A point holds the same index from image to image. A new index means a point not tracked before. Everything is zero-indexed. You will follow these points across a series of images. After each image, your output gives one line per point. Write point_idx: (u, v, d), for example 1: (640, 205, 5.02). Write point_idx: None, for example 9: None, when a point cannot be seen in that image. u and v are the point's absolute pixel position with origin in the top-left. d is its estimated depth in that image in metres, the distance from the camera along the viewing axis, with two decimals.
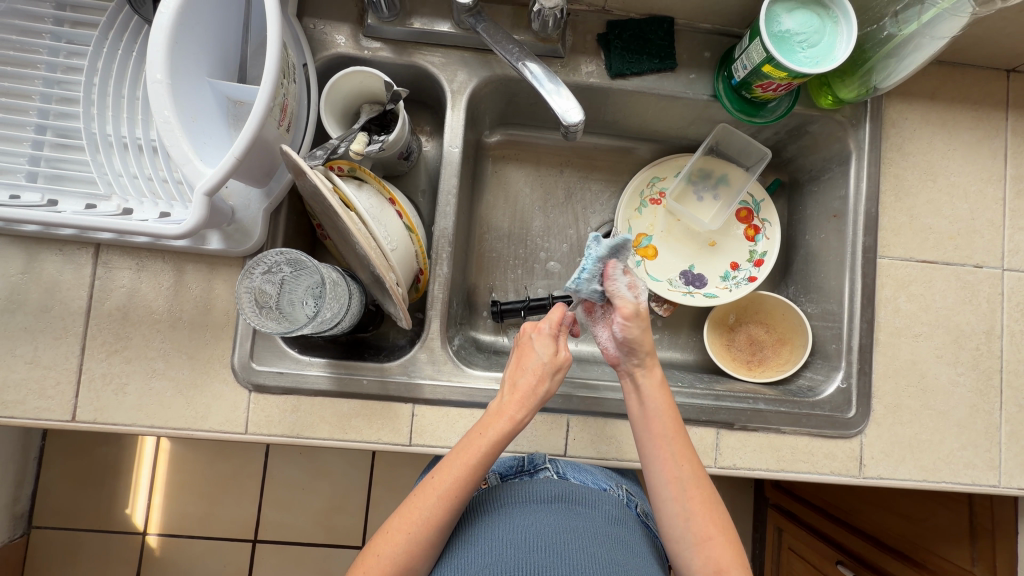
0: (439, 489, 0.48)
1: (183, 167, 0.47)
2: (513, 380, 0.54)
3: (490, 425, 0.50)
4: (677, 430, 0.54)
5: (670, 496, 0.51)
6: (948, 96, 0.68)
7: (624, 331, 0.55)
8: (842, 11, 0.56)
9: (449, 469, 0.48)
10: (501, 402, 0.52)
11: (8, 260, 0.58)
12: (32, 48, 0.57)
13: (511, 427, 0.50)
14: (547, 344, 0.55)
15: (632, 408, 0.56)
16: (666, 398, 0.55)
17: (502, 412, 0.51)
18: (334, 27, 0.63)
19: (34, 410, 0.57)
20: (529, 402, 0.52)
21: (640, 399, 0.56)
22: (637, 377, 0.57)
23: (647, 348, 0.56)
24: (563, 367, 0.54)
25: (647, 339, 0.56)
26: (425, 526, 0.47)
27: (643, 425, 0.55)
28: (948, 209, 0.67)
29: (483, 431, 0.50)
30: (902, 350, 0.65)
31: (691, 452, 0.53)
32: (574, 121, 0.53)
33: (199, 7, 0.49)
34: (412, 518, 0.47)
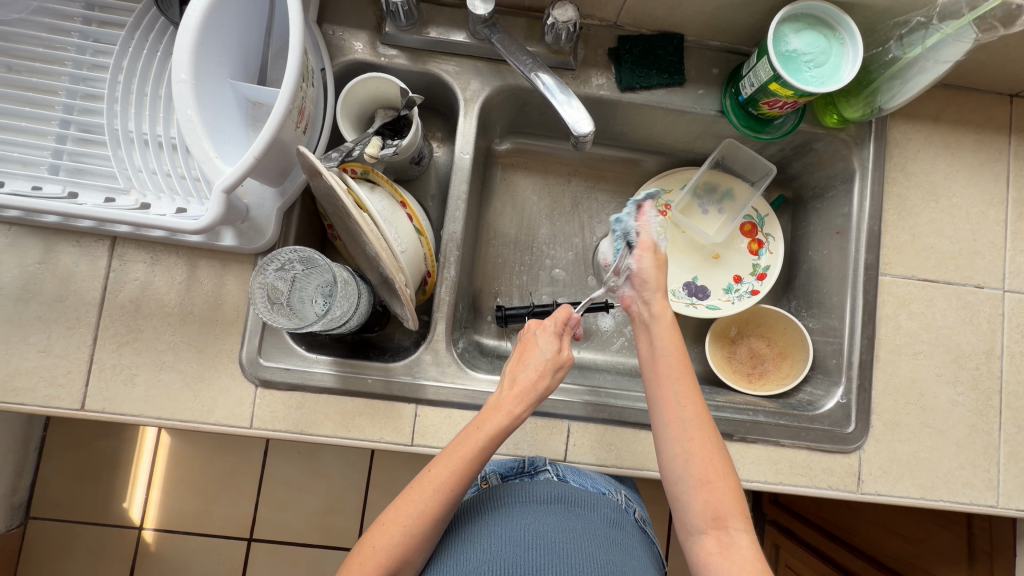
0: (434, 482, 0.48)
1: (203, 165, 0.49)
2: (515, 374, 0.54)
3: (490, 418, 0.51)
4: (684, 370, 0.54)
5: (670, 436, 0.52)
6: (951, 119, 0.70)
7: (639, 263, 0.59)
8: (848, 32, 0.57)
9: (445, 462, 0.49)
10: (502, 394, 0.53)
11: (26, 249, 0.59)
12: (61, 46, 0.59)
13: (510, 422, 0.51)
14: (551, 341, 0.56)
15: (642, 349, 0.57)
16: (673, 335, 0.56)
17: (503, 406, 0.52)
18: (353, 34, 0.64)
19: (43, 398, 0.58)
20: (529, 399, 0.53)
21: (650, 340, 0.57)
22: (648, 315, 0.58)
23: (657, 283, 0.58)
24: (565, 365, 0.55)
25: (658, 274, 0.59)
26: (418, 519, 0.47)
27: (651, 363, 0.55)
28: (950, 230, 0.68)
29: (481, 424, 0.51)
30: (902, 367, 0.66)
31: (695, 395, 0.53)
32: (584, 132, 0.54)
33: (225, 11, 0.51)
34: (407, 511, 0.48)
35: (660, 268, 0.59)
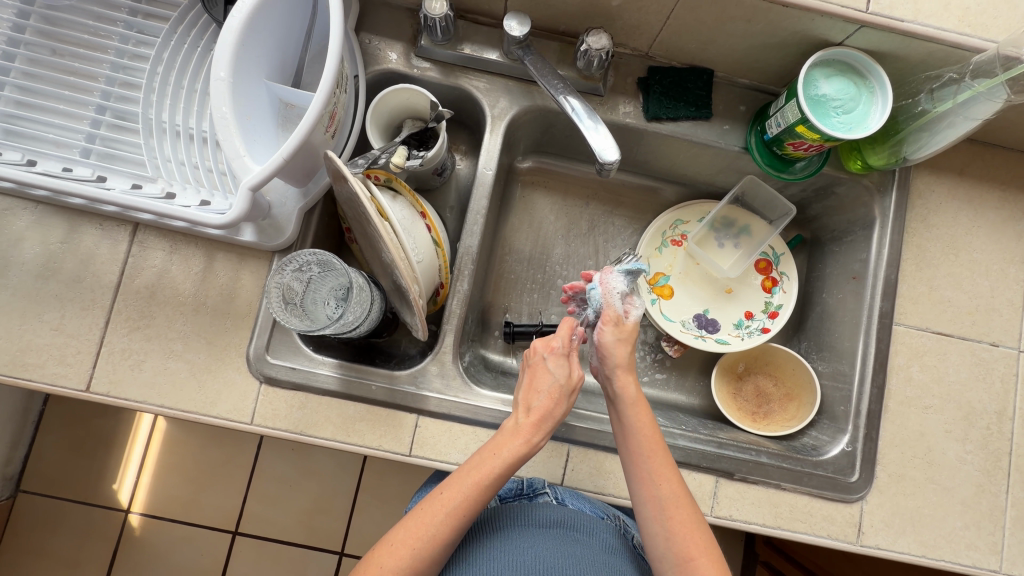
0: (447, 507, 0.48)
1: (233, 162, 0.50)
2: (528, 401, 0.53)
3: (508, 445, 0.50)
4: (657, 448, 0.52)
5: (649, 515, 0.50)
6: (976, 175, 0.69)
7: (599, 335, 0.57)
8: (878, 81, 0.57)
9: (459, 486, 0.48)
10: (522, 420, 0.51)
11: (50, 228, 0.60)
12: (106, 35, 0.61)
13: (526, 449, 0.50)
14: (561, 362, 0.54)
15: (615, 425, 0.55)
16: (644, 414, 0.54)
17: (522, 432, 0.51)
18: (388, 44, 0.66)
19: (51, 376, 0.59)
20: (543, 429, 0.51)
21: (618, 415, 0.55)
22: (610, 391, 0.56)
23: (618, 361, 0.55)
24: (577, 389, 0.54)
25: (620, 352, 0.56)
26: (429, 543, 0.47)
27: (624, 441, 0.53)
28: (969, 284, 0.68)
29: (499, 451, 0.50)
30: (911, 420, 0.65)
31: (671, 469, 0.51)
32: (610, 160, 0.54)
33: (270, 14, 0.52)
34: (417, 533, 0.47)
35: (621, 340, 0.56)
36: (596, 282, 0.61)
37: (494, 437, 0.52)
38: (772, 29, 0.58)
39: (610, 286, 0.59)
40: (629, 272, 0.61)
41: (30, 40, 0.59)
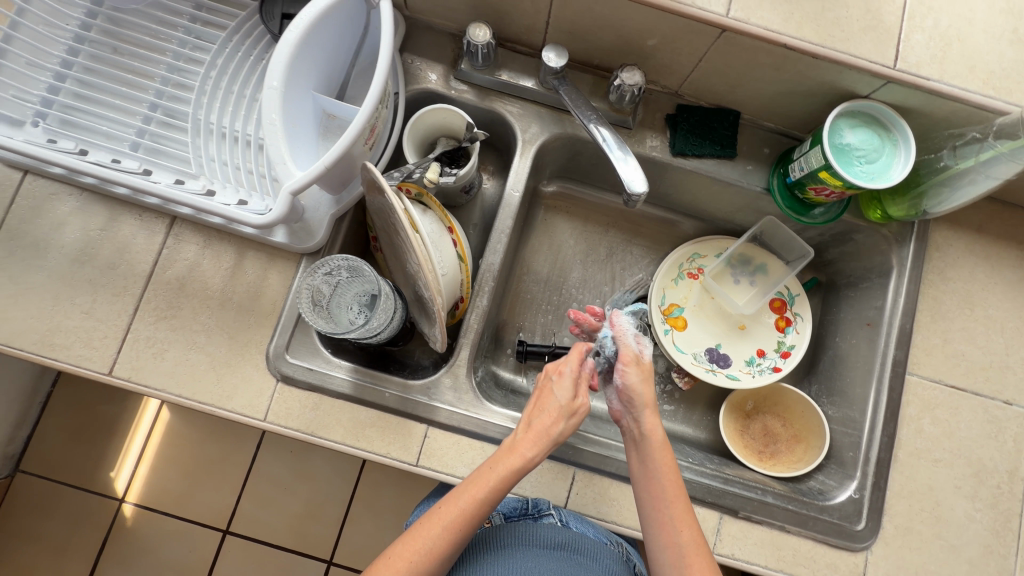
0: (444, 520, 0.48)
1: (277, 166, 0.52)
2: (529, 418, 0.53)
3: (504, 460, 0.50)
4: (679, 494, 0.52)
5: (667, 562, 0.50)
6: (995, 232, 0.70)
7: (623, 377, 0.57)
8: (902, 134, 0.59)
9: (456, 501, 0.49)
10: (519, 435, 0.52)
11: (92, 215, 0.63)
12: (165, 38, 0.64)
13: (523, 464, 0.50)
14: (563, 382, 0.55)
15: (634, 468, 0.55)
16: (667, 458, 0.53)
17: (518, 447, 0.51)
18: (429, 65, 0.69)
19: (76, 358, 0.60)
20: (541, 444, 0.51)
21: (641, 458, 0.54)
22: (638, 433, 0.55)
23: (646, 400, 0.55)
24: (579, 412, 0.53)
25: (647, 390, 0.56)
26: (425, 558, 0.47)
27: (644, 484, 0.53)
28: (984, 340, 0.68)
29: (495, 466, 0.50)
30: (920, 472, 0.64)
31: (692, 518, 0.51)
32: (637, 191, 0.56)
33: (325, 30, 0.55)
34: (414, 547, 0.47)
35: (646, 380, 0.57)
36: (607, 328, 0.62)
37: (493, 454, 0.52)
38: (800, 78, 0.60)
39: (622, 327, 0.61)
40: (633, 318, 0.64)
41: (95, 38, 0.63)
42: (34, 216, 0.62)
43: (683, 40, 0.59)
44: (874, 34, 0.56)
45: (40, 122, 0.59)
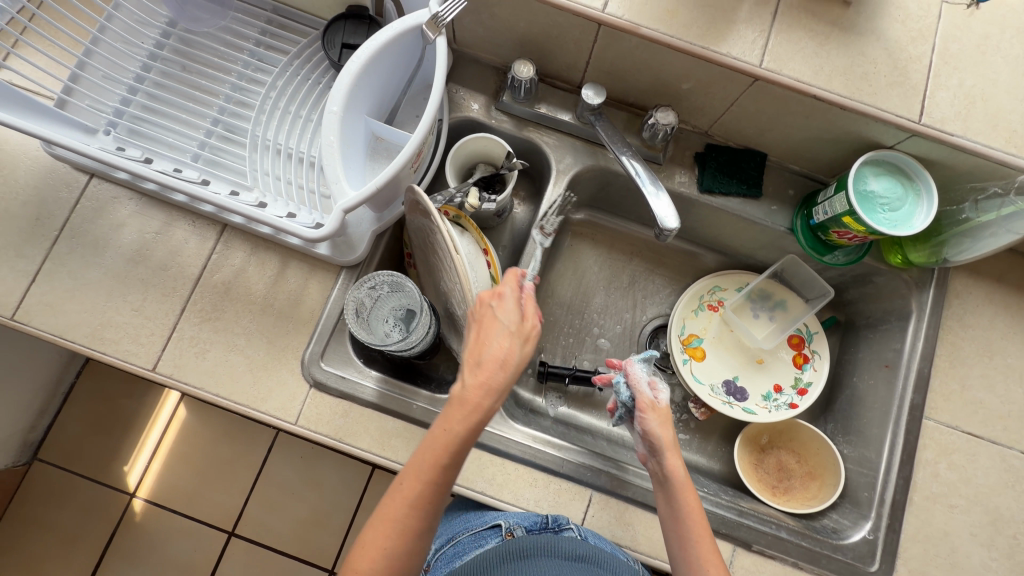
0: (409, 496, 0.43)
1: (331, 185, 0.55)
2: (476, 357, 0.47)
3: (458, 418, 0.45)
4: (705, 534, 0.53)
5: None
6: (1014, 283, 0.72)
7: (642, 424, 0.60)
8: (925, 184, 0.61)
9: (417, 475, 0.44)
10: (469, 387, 0.46)
11: (149, 218, 0.67)
12: (231, 59, 0.69)
13: (480, 417, 0.45)
14: (505, 311, 0.49)
15: (662, 508, 0.57)
16: (693, 498, 0.55)
17: (470, 402, 0.45)
18: (472, 95, 0.73)
19: (123, 352, 0.64)
20: (496, 391, 0.46)
21: (667, 498, 0.56)
22: (662, 475, 0.58)
23: (665, 442, 0.58)
24: (530, 336, 0.49)
25: (666, 433, 0.59)
26: (398, 543, 0.43)
27: (671, 525, 0.55)
28: (1002, 389, 0.69)
29: (449, 427, 0.45)
30: (935, 517, 0.65)
31: (718, 557, 0.51)
32: (669, 226, 0.58)
33: (384, 61, 0.59)
34: (384, 532, 0.43)
35: (664, 425, 0.60)
36: (621, 375, 0.65)
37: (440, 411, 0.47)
38: (828, 126, 0.63)
39: (636, 375, 0.63)
40: (648, 359, 0.66)
41: (167, 56, 0.67)
42: (96, 216, 0.66)
43: (717, 86, 0.63)
44: (900, 90, 0.59)
45: (111, 131, 0.64)
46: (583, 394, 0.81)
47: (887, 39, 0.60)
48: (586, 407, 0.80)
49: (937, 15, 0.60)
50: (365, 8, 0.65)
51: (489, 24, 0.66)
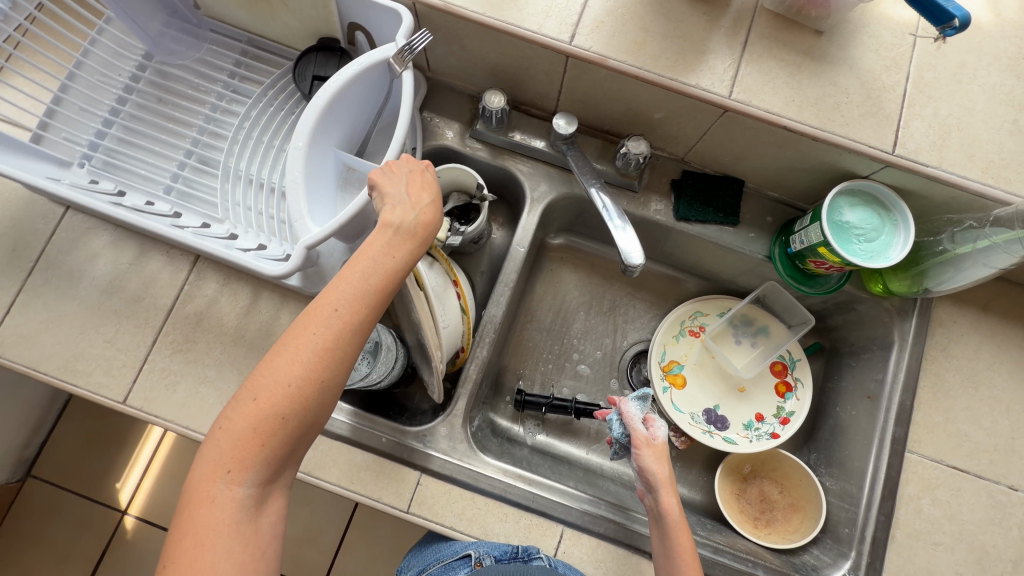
0: (348, 321, 0.45)
1: (295, 222, 0.55)
2: (417, 206, 0.52)
3: (403, 246, 0.50)
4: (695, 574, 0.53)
5: None
6: (1000, 312, 0.70)
7: (638, 460, 0.61)
8: (901, 215, 0.60)
9: (360, 302, 0.46)
10: (414, 226, 0.51)
11: (123, 250, 0.68)
12: (205, 90, 0.69)
13: (418, 253, 0.50)
14: (432, 167, 0.56)
15: (656, 546, 0.57)
16: (686, 537, 0.55)
17: (415, 235, 0.51)
18: (446, 123, 0.73)
19: (94, 384, 0.64)
20: (432, 229, 0.52)
21: (662, 537, 0.57)
22: (658, 512, 0.58)
23: (661, 480, 0.59)
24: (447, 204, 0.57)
25: (662, 470, 0.60)
26: (338, 365, 0.45)
27: (664, 564, 0.55)
28: (988, 422, 0.67)
29: (393, 256, 0.49)
30: (919, 555, 0.63)
31: None
32: (635, 262, 0.58)
33: (351, 95, 0.59)
34: (323, 350, 0.44)
35: (660, 461, 0.61)
36: (616, 413, 0.67)
37: (377, 240, 0.49)
38: (801, 156, 0.62)
39: (630, 413, 0.65)
40: (642, 397, 0.67)
41: (142, 89, 0.68)
42: (71, 247, 0.67)
43: (688, 116, 0.62)
44: (873, 120, 0.58)
45: (85, 164, 0.64)
46: (562, 422, 0.80)
47: (860, 68, 0.59)
48: (564, 435, 0.79)
49: (911, 43, 0.59)
50: (337, 40, 0.66)
51: (461, 54, 0.66)
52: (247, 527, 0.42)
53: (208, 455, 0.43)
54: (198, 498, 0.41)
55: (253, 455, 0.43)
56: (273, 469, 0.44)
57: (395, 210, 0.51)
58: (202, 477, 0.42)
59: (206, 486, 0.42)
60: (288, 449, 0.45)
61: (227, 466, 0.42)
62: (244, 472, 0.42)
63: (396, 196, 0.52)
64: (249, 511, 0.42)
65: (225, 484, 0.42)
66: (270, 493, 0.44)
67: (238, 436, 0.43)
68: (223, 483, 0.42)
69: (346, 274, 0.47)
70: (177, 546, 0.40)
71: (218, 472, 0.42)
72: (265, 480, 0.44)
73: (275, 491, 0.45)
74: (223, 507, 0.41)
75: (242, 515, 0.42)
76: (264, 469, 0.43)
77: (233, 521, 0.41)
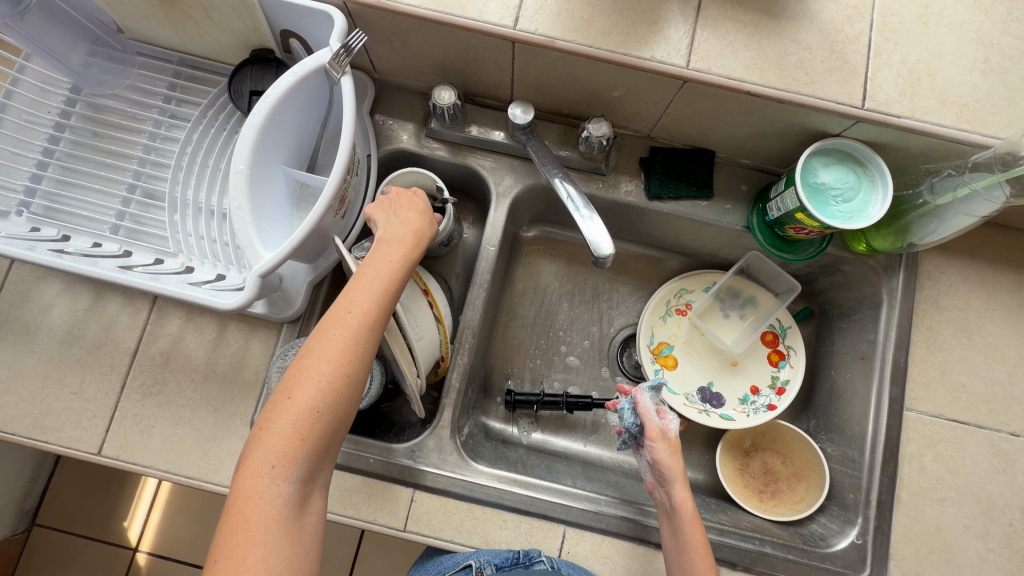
0: (367, 317, 0.45)
1: (246, 250, 0.52)
2: (410, 218, 0.53)
3: (400, 252, 0.50)
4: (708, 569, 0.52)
5: None
6: (989, 257, 0.68)
7: (652, 454, 0.59)
8: (878, 170, 0.57)
9: (374, 298, 0.46)
10: (408, 232, 0.51)
11: (78, 296, 0.65)
12: (141, 119, 0.66)
13: (419, 253, 0.51)
14: (421, 195, 0.57)
15: (666, 539, 0.57)
16: (699, 532, 0.55)
17: (408, 242, 0.51)
18: (401, 125, 0.69)
19: (66, 439, 0.61)
20: (425, 237, 0.53)
21: (673, 530, 0.56)
22: (670, 505, 0.57)
23: (676, 473, 0.58)
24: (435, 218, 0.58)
25: (676, 463, 0.59)
26: (364, 360, 0.44)
27: (676, 558, 0.55)
28: (984, 370, 0.65)
29: (391, 259, 0.49)
30: (926, 514, 0.62)
31: None
32: (604, 253, 0.55)
33: (291, 107, 0.56)
34: (348, 346, 0.43)
35: (674, 455, 0.59)
36: (629, 402, 0.63)
37: (376, 250, 0.49)
38: (769, 120, 0.59)
39: (645, 404, 0.62)
40: (654, 387, 0.64)
41: (75, 125, 0.64)
42: (22, 299, 0.64)
43: (647, 91, 0.59)
44: (839, 74, 0.55)
45: (24, 211, 0.61)
46: (557, 418, 0.78)
47: (820, 21, 0.56)
48: (560, 430, 0.78)
49: None
50: (270, 51, 0.62)
51: (404, 52, 0.63)
52: (293, 524, 0.40)
53: (252, 453, 0.41)
54: (245, 496, 0.40)
55: (295, 450, 0.41)
56: (314, 464, 0.42)
57: (385, 227, 0.52)
58: (246, 475, 0.40)
59: (252, 483, 0.40)
60: (327, 446, 0.43)
61: (271, 462, 0.40)
62: (289, 466, 0.41)
63: (384, 219, 0.53)
64: (295, 509, 0.41)
65: (272, 479, 0.40)
66: (311, 492, 0.43)
67: (279, 432, 0.41)
68: (270, 479, 0.40)
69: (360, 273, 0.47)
70: (226, 548, 0.38)
71: (262, 468, 0.40)
72: (308, 476, 0.42)
73: (315, 490, 0.43)
74: (271, 503, 0.40)
75: (289, 512, 0.40)
76: (309, 465, 0.42)
77: (282, 518, 0.40)
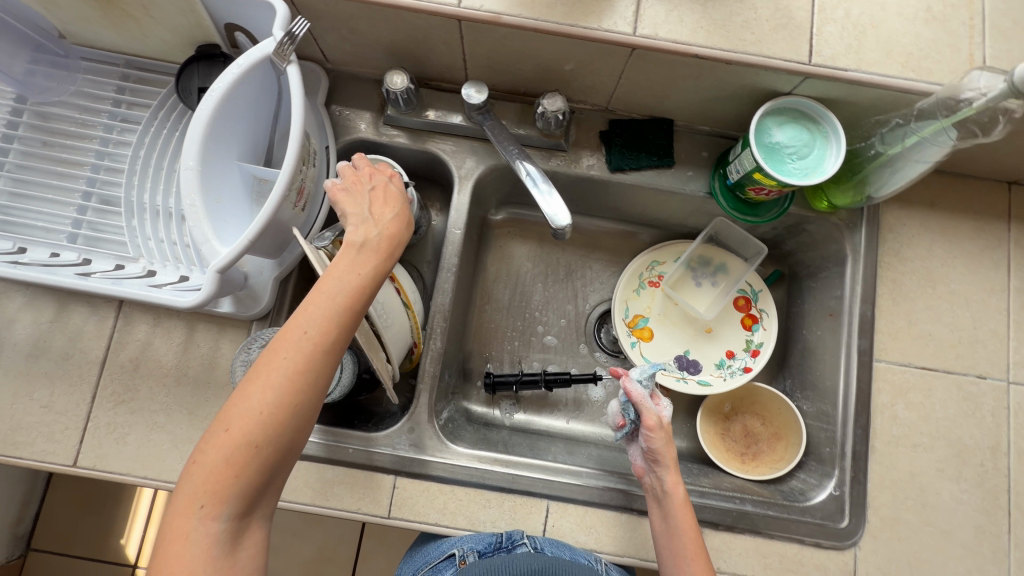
0: (318, 346, 0.42)
1: (201, 247, 0.52)
2: (382, 219, 0.50)
3: (369, 263, 0.47)
4: (699, 552, 0.54)
5: None
6: (948, 206, 0.69)
7: (648, 443, 0.59)
8: (831, 126, 0.58)
9: (329, 324, 0.43)
10: (380, 240, 0.48)
11: (41, 308, 0.64)
12: (91, 124, 0.65)
13: (389, 265, 0.48)
14: (395, 180, 0.54)
15: (656, 522, 0.57)
16: (690, 516, 0.56)
17: (379, 251, 0.48)
18: (358, 114, 0.69)
19: (40, 453, 0.60)
20: (399, 240, 0.50)
21: (664, 515, 0.57)
22: (660, 490, 0.58)
23: (670, 462, 0.58)
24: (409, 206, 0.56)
25: (671, 451, 0.59)
26: (311, 391, 0.42)
27: (666, 540, 0.56)
28: (950, 316, 0.66)
29: (359, 272, 0.46)
30: (899, 461, 0.63)
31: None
32: (562, 223, 0.55)
33: (239, 101, 0.55)
34: (293, 377, 0.41)
35: (670, 443, 0.59)
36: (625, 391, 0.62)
37: (341, 258, 0.47)
38: (720, 83, 0.60)
39: (641, 394, 0.60)
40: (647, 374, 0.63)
41: (23, 135, 0.63)
42: None
43: (598, 63, 0.60)
44: (785, 32, 0.56)
45: None
46: (538, 397, 0.79)
47: None
48: (543, 410, 0.78)
49: None
50: (217, 46, 0.62)
51: (354, 39, 0.62)
52: (223, 563, 0.40)
53: (183, 488, 0.40)
54: (173, 533, 0.39)
55: (228, 487, 0.40)
56: (249, 500, 0.41)
57: (358, 229, 0.48)
58: (174, 512, 0.40)
59: (180, 521, 0.39)
60: (267, 480, 0.42)
61: (201, 500, 0.40)
62: (219, 505, 0.40)
63: (359, 215, 0.50)
64: (225, 548, 0.40)
65: (200, 518, 0.39)
66: (247, 526, 0.42)
67: (210, 468, 0.40)
68: (198, 518, 0.39)
69: (316, 292, 0.44)
70: None
71: (192, 506, 0.40)
72: (242, 513, 0.41)
73: (253, 522, 0.43)
74: (198, 543, 0.39)
75: (217, 552, 0.40)
76: (241, 502, 0.41)
77: (209, 558, 0.39)
